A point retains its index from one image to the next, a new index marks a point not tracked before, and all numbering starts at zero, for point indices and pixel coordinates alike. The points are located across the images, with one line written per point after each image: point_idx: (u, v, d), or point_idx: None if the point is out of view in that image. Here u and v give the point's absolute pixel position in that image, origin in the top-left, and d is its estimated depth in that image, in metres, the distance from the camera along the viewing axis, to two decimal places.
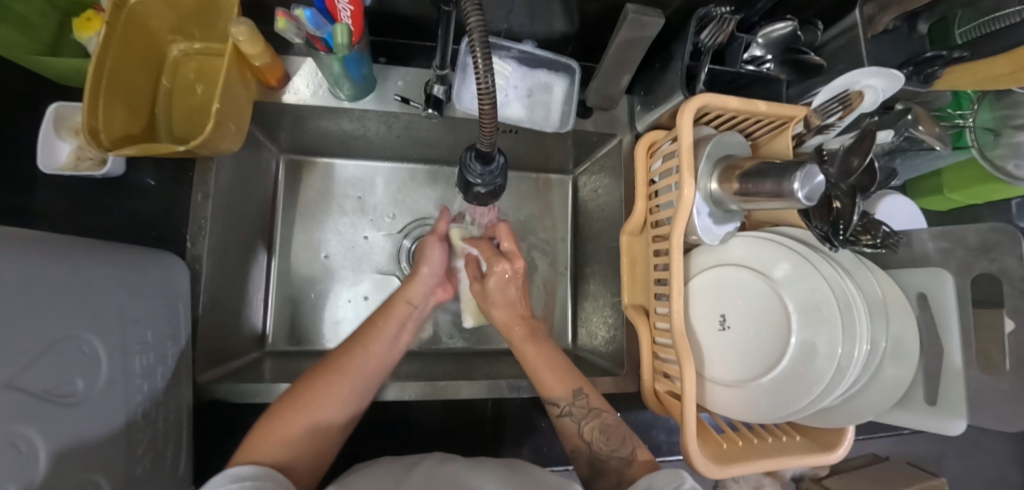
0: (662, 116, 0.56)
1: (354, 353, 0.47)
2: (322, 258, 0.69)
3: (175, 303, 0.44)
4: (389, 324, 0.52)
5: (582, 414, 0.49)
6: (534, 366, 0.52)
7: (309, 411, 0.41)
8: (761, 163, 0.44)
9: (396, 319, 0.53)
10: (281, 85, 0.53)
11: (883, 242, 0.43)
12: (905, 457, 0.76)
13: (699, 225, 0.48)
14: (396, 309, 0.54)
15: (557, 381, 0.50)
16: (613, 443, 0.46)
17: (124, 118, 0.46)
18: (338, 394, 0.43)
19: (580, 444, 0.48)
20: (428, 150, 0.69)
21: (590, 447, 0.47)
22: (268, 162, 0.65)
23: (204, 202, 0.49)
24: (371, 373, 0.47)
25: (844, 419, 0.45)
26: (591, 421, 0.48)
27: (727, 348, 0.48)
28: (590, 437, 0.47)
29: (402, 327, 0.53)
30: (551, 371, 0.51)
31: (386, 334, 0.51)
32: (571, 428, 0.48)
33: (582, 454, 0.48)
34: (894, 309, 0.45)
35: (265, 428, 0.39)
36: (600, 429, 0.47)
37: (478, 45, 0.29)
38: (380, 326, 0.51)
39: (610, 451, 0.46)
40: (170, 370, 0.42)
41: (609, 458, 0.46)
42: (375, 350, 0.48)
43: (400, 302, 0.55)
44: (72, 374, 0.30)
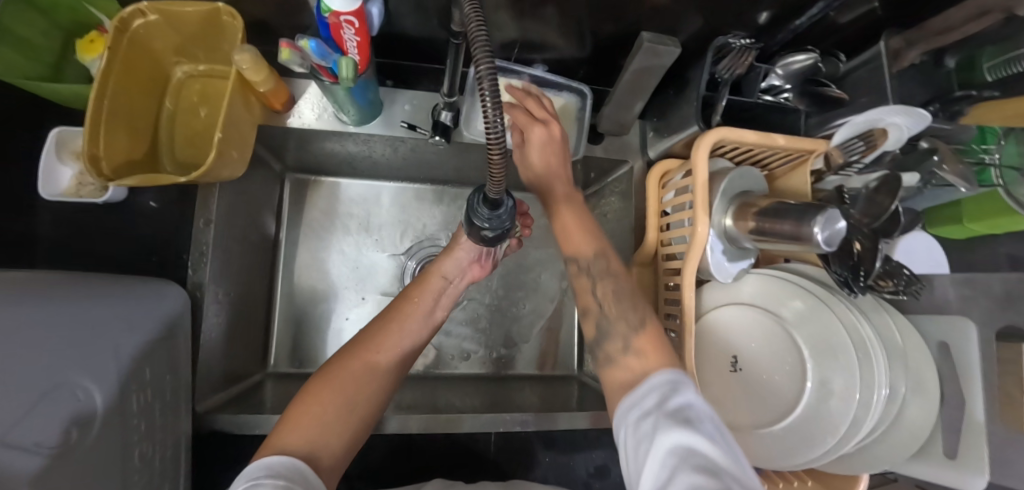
0: (674, 144, 0.54)
1: (384, 334, 0.45)
2: (327, 277, 0.68)
3: (174, 334, 0.43)
4: (423, 300, 0.50)
5: (601, 271, 0.45)
6: (565, 221, 0.49)
7: (343, 390, 0.38)
8: (777, 202, 0.43)
9: (431, 293, 0.51)
10: (286, 109, 0.52)
11: (905, 290, 0.42)
12: None
13: (711, 262, 0.47)
14: (432, 281, 0.51)
15: (579, 237, 0.48)
16: (626, 313, 0.42)
17: (125, 144, 0.45)
18: (370, 372, 0.41)
19: (592, 303, 0.45)
20: (435, 171, 0.68)
21: (601, 310, 0.44)
22: (273, 181, 0.65)
23: (206, 229, 0.48)
24: (403, 350, 0.46)
25: (859, 467, 0.44)
26: (607, 282, 0.45)
27: (739, 390, 0.47)
28: (602, 298, 0.44)
29: (436, 304, 0.51)
30: (577, 222, 0.49)
31: (420, 309, 0.49)
32: (587, 286, 0.46)
33: (593, 314, 0.44)
34: (911, 353, 0.44)
35: (297, 408, 0.36)
36: (616, 292, 0.44)
37: (486, 87, 0.22)
38: (417, 301, 0.50)
39: (621, 315, 0.42)
40: (168, 404, 0.41)
41: (616, 322, 0.42)
42: (408, 327, 0.47)
43: (436, 274, 0.51)
44: (68, 424, 0.29)
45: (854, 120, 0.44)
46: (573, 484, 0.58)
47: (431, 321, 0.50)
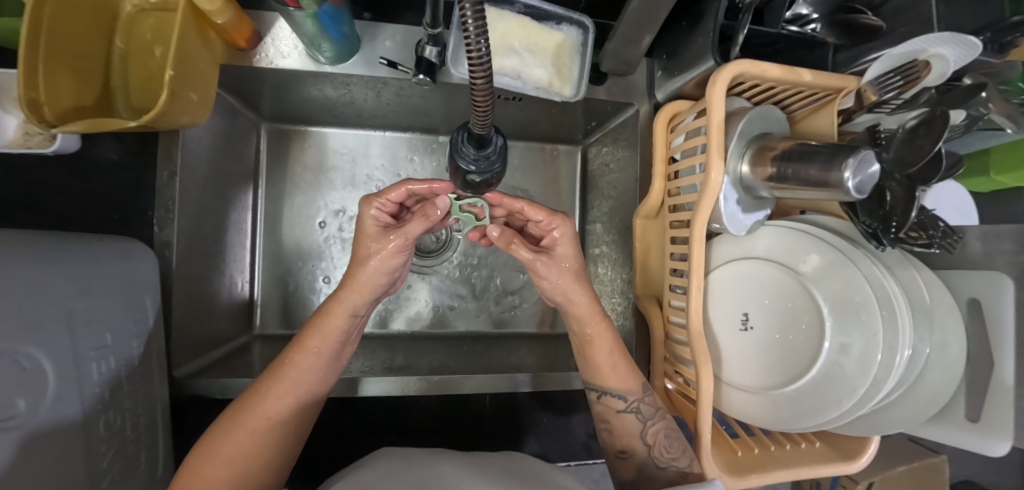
0: (686, 84, 0.49)
1: (274, 389, 0.40)
2: (312, 236, 0.64)
3: (141, 296, 0.40)
4: (323, 347, 0.42)
5: (649, 414, 0.47)
6: (599, 362, 0.47)
7: (235, 464, 0.36)
8: (799, 144, 0.38)
9: (334, 337, 0.42)
10: (252, 46, 0.46)
11: (940, 241, 0.38)
12: (909, 436, 0.75)
13: (725, 212, 0.43)
14: (333, 322, 0.42)
15: (620, 377, 0.47)
16: (673, 450, 0.45)
17: (72, 87, 0.40)
18: (263, 436, 0.38)
19: (635, 445, 0.46)
20: (423, 119, 0.63)
21: (649, 451, 0.45)
22: (248, 132, 0.60)
23: (171, 182, 0.44)
24: (305, 403, 0.41)
25: (870, 429, 0.42)
26: (656, 422, 0.46)
27: (748, 351, 0.44)
28: (653, 440, 0.46)
29: (344, 342, 0.44)
30: (610, 363, 0.47)
31: (323, 355, 0.42)
32: (635, 427, 0.46)
33: (637, 455, 0.46)
34: (940, 311, 0.40)
35: (188, 476, 0.35)
36: (665, 434, 0.46)
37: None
38: (316, 351, 0.42)
39: (669, 460, 0.44)
40: (137, 370, 0.38)
41: (664, 469, 0.44)
42: (309, 377, 0.41)
43: (341, 314, 0.42)
44: (13, 394, 0.27)
45: (892, 51, 0.38)
46: (569, 446, 0.56)
47: (334, 362, 0.43)
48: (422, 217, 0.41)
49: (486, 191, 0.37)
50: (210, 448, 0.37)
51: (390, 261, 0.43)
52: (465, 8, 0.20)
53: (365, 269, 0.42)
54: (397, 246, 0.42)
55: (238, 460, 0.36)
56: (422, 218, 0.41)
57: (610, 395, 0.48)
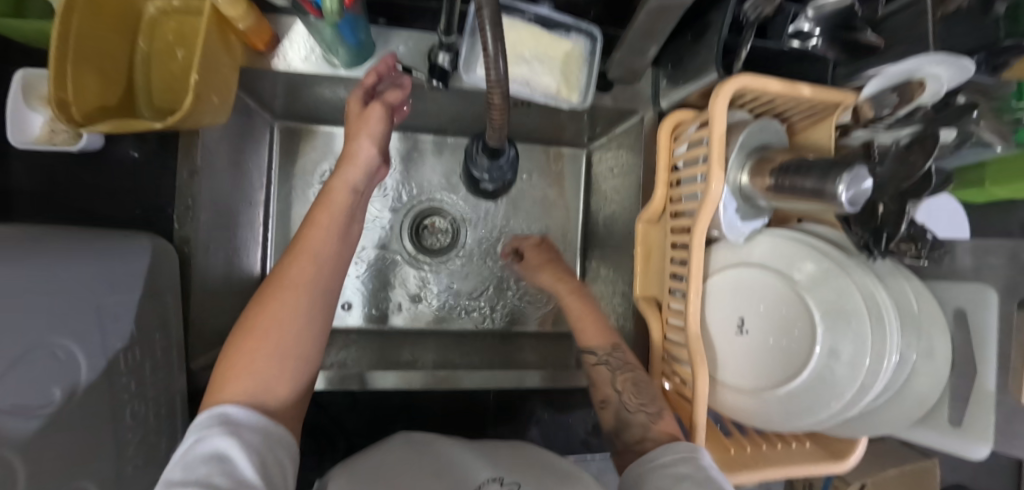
0: (690, 94, 0.51)
1: (293, 264, 0.39)
2: None
3: (162, 291, 0.42)
4: (327, 219, 0.42)
5: (618, 365, 0.50)
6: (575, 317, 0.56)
7: (265, 347, 0.35)
8: (797, 158, 0.40)
9: (339, 210, 0.43)
10: (270, 49, 0.47)
11: (928, 254, 0.39)
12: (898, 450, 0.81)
13: (723, 220, 0.45)
14: (335, 198, 0.43)
15: (595, 333, 0.53)
16: (643, 398, 0.47)
17: (98, 90, 0.41)
18: (293, 316, 0.37)
19: (609, 394, 0.49)
20: (433, 120, 0.64)
21: (620, 397, 0.48)
22: (261, 131, 0.61)
23: (191, 181, 0.45)
24: (327, 278, 0.40)
25: (858, 432, 0.44)
26: (625, 373, 0.49)
27: (744, 353, 0.45)
28: (621, 387, 0.48)
29: (349, 215, 0.44)
30: (590, 320, 0.55)
31: (334, 210, 0.42)
32: (605, 376, 0.50)
33: (612, 404, 0.48)
34: (927, 323, 0.42)
35: (230, 355, 0.35)
36: (633, 382, 0.48)
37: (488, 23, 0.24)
38: (320, 221, 0.42)
39: (638, 405, 0.46)
40: (159, 360, 0.40)
41: (635, 411, 0.45)
42: (318, 246, 0.40)
43: (343, 186, 0.44)
44: (51, 386, 0.28)
45: (888, 70, 0.39)
46: (570, 443, 0.58)
47: (346, 236, 0.43)
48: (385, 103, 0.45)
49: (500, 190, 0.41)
50: (249, 326, 0.36)
51: (365, 151, 0.44)
52: (488, 33, 0.24)
53: (360, 142, 0.44)
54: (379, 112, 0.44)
55: (272, 344, 0.35)
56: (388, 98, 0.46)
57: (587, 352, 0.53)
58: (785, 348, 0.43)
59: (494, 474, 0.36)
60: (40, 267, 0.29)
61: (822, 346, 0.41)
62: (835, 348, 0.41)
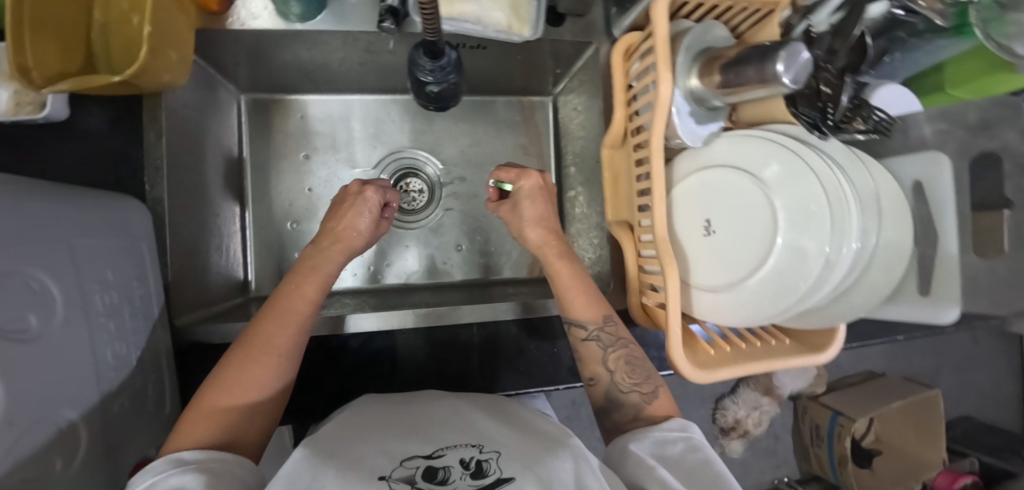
0: (637, 17, 0.51)
1: (276, 328, 0.43)
2: (307, 191, 0.67)
3: (138, 245, 0.43)
4: (314, 292, 0.46)
5: (608, 341, 0.50)
6: (566, 295, 0.52)
7: (235, 397, 0.39)
8: (745, 48, 0.40)
9: (305, 300, 0.45)
10: (224, 10, 0.48)
11: (876, 127, 0.40)
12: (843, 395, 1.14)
13: (679, 126, 0.46)
14: (307, 291, 0.46)
15: (588, 307, 0.51)
16: (635, 376, 0.49)
17: (57, 54, 0.42)
18: (271, 369, 0.42)
19: (600, 372, 0.50)
20: (397, 79, 0.66)
21: (613, 377, 0.50)
22: (227, 104, 0.62)
23: (158, 142, 0.46)
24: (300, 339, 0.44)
25: (833, 318, 0.45)
26: (617, 350, 0.50)
27: (713, 254, 0.46)
28: (614, 365, 0.50)
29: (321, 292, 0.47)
30: (583, 296, 0.51)
31: (306, 295, 0.46)
32: (597, 353, 0.50)
33: (602, 382, 0.50)
34: (890, 201, 0.42)
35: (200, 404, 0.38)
36: (627, 361, 0.50)
37: None
38: (298, 289, 0.46)
39: (632, 385, 0.49)
40: (141, 308, 0.41)
41: (629, 392, 0.48)
42: (297, 314, 0.44)
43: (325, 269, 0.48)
44: (29, 314, 0.29)
45: None
46: (557, 371, 0.57)
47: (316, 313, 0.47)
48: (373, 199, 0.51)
49: (450, 102, 0.45)
50: (220, 383, 0.39)
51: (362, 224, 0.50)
52: None
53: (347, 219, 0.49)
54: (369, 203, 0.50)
55: (251, 391, 0.40)
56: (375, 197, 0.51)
57: (573, 325, 0.51)
58: (736, 250, 0.45)
59: (472, 441, 0.40)
60: (15, 201, 0.30)
61: (780, 243, 0.42)
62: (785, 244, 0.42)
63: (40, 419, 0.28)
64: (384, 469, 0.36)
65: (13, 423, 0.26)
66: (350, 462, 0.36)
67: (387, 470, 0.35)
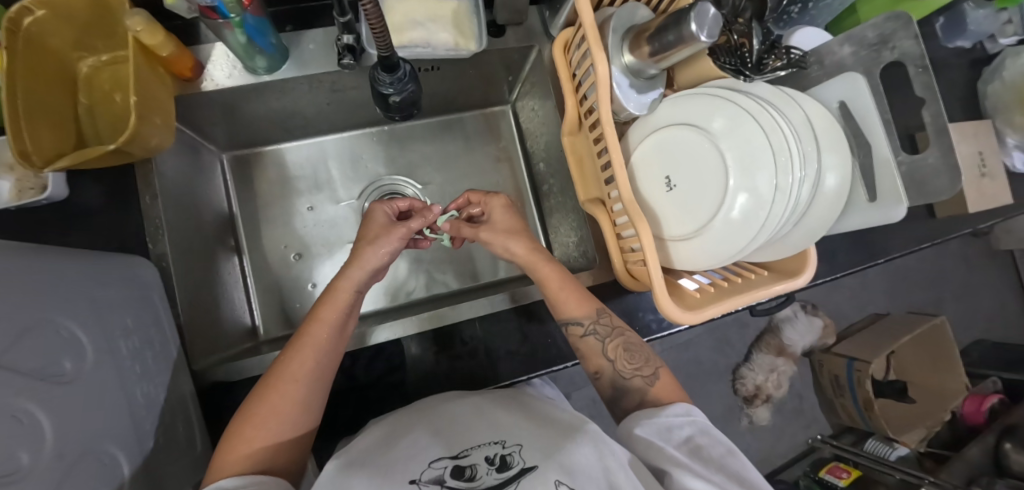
0: (569, 13, 0.57)
1: (295, 357, 0.42)
2: (307, 228, 0.71)
3: (150, 295, 0.45)
4: (331, 316, 0.45)
5: (605, 332, 0.52)
6: (555, 296, 0.52)
7: (266, 425, 0.39)
8: (663, 17, 0.44)
9: (327, 327, 0.44)
10: (196, 74, 0.53)
11: (792, 62, 0.48)
12: (854, 344, 1.14)
13: (623, 98, 0.50)
14: (325, 315, 0.45)
15: (577, 304, 0.52)
16: (635, 362, 0.51)
17: (55, 138, 0.47)
18: (294, 397, 0.40)
19: (603, 363, 0.52)
20: (366, 112, 0.70)
21: (614, 365, 0.51)
22: (212, 163, 0.66)
23: (154, 203, 0.50)
24: (324, 364, 0.43)
25: (799, 241, 0.48)
26: (615, 339, 0.52)
27: (680, 206, 0.50)
28: (613, 355, 0.51)
29: (346, 315, 0.46)
30: (566, 293, 0.52)
31: (326, 321, 0.44)
32: (596, 347, 0.51)
33: (606, 373, 0.52)
34: (824, 123, 0.46)
35: (232, 434, 0.38)
36: (624, 348, 0.51)
37: None
38: (321, 317, 0.44)
39: (633, 370, 0.50)
40: (161, 354, 0.44)
41: (633, 379, 0.50)
42: (319, 338, 0.43)
43: (347, 288, 0.46)
44: (64, 359, 0.31)
45: None
46: (564, 351, 0.59)
47: (342, 333, 0.46)
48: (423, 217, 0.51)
49: (412, 111, 0.53)
50: (248, 414, 0.39)
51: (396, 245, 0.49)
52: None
53: (372, 247, 0.48)
54: (399, 236, 0.49)
55: (278, 422, 0.39)
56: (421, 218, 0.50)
57: (570, 324, 0.52)
58: (707, 200, 0.48)
59: (494, 437, 0.41)
60: (35, 261, 0.33)
61: (735, 186, 0.46)
62: (748, 187, 0.45)
63: (83, 454, 0.30)
64: (416, 472, 0.37)
65: (59, 454, 0.28)
66: (382, 470, 0.37)
67: (417, 474, 0.36)
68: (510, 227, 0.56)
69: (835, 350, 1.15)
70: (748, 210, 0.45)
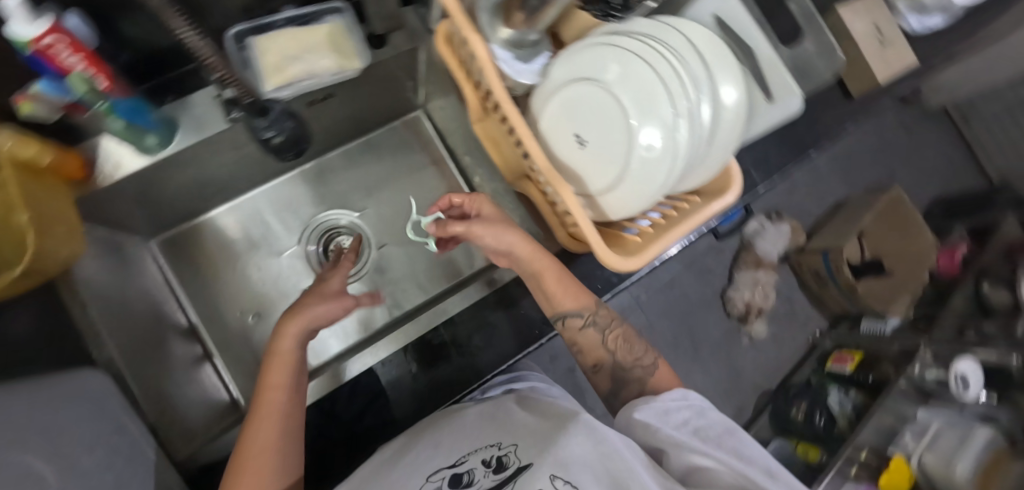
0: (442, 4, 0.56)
1: (254, 431, 0.40)
2: (258, 288, 0.72)
3: (106, 404, 0.44)
4: (281, 380, 0.43)
5: (603, 324, 0.53)
6: (553, 291, 0.51)
7: None
8: None
9: (280, 393, 0.42)
10: (89, 173, 0.50)
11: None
12: (820, 237, 1.17)
13: (512, 71, 0.50)
14: (276, 381, 0.42)
15: (573, 297, 0.52)
16: (635, 353, 0.52)
17: None
18: (267, 467, 0.39)
19: (603, 355, 0.53)
20: (280, 158, 0.69)
21: (614, 357, 0.52)
22: (140, 254, 0.64)
23: (84, 312, 0.49)
24: (289, 425, 0.42)
25: (717, 158, 0.49)
26: (614, 330, 0.53)
27: (597, 159, 0.50)
28: (613, 347, 0.52)
29: (295, 374, 0.44)
30: (562, 288, 0.51)
31: (278, 386, 0.42)
32: (596, 339, 0.53)
33: (606, 365, 0.52)
34: (704, 41, 0.46)
35: None
36: (623, 339, 0.53)
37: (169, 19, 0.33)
38: (272, 385, 0.42)
39: (633, 361, 0.51)
40: (132, 457, 0.43)
41: (632, 369, 0.51)
42: (276, 404, 0.42)
43: (289, 351, 0.43)
44: None
45: None
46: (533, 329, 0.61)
47: (297, 390, 0.44)
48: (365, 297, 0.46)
49: (304, 145, 0.54)
50: None
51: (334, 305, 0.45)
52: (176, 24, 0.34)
53: (315, 308, 0.44)
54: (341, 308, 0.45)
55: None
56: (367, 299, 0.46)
57: (570, 317, 0.52)
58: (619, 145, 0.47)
59: (492, 440, 0.43)
60: None
61: (637, 126, 0.45)
62: (650, 120, 0.45)
63: None
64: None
65: None
66: None
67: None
68: (502, 222, 0.50)
69: (807, 248, 1.18)
70: (655, 146, 0.44)
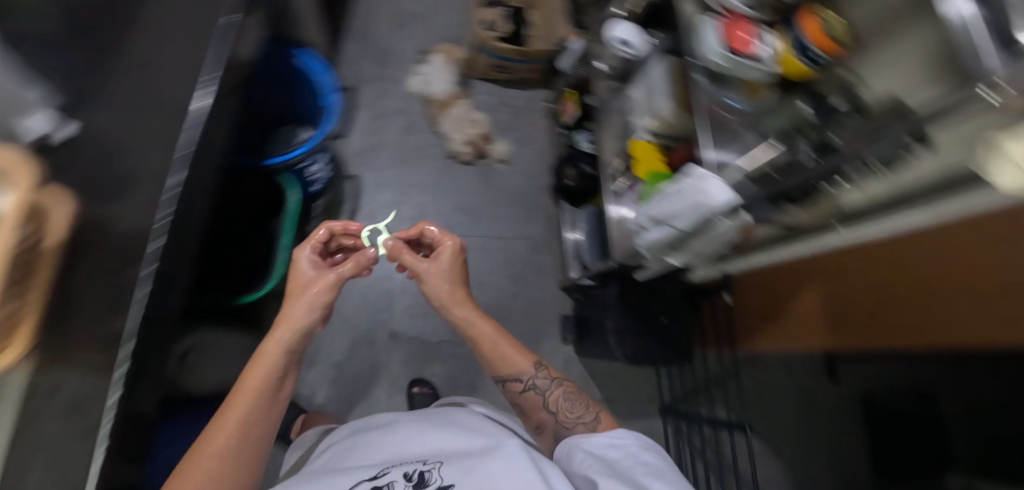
0: None
1: (212, 434, 0.53)
2: None
3: None
4: (255, 382, 0.57)
5: (543, 386, 0.68)
6: (491, 353, 0.71)
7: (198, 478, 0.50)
8: None
9: (248, 396, 0.56)
10: None
11: None
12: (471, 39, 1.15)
13: None
14: (251, 384, 0.57)
15: (510, 364, 0.69)
16: (576, 414, 0.63)
17: None
18: (204, 468, 0.50)
19: (543, 417, 0.67)
20: None
21: (555, 418, 0.66)
22: None
23: None
24: (238, 421, 0.54)
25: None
26: (553, 392, 0.67)
27: None
28: (553, 407, 0.66)
29: (282, 377, 0.60)
30: (509, 354, 0.70)
31: (250, 388, 0.56)
32: (537, 399, 0.67)
33: (548, 425, 0.66)
34: None
35: None
36: (564, 400, 0.66)
37: None
38: (237, 398, 0.55)
39: (574, 420, 0.63)
40: None
41: (567, 421, 0.63)
42: (241, 401, 0.55)
43: (275, 350, 0.60)
44: None
45: None
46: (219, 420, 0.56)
47: (267, 395, 0.57)
48: (355, 265, 0.71)
49: None
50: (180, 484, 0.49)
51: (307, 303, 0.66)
52: None
53: (293, 307, 0.65)
54: (328, 281, 0.69)
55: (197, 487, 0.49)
56: (355, 265, 0.72)
57: (510, 380, 0.69)
58: None
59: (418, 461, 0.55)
60: None
61: None
62: None
63: None
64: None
65: None
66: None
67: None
68: (437, 277, 0.77)
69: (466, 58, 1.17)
70: None
